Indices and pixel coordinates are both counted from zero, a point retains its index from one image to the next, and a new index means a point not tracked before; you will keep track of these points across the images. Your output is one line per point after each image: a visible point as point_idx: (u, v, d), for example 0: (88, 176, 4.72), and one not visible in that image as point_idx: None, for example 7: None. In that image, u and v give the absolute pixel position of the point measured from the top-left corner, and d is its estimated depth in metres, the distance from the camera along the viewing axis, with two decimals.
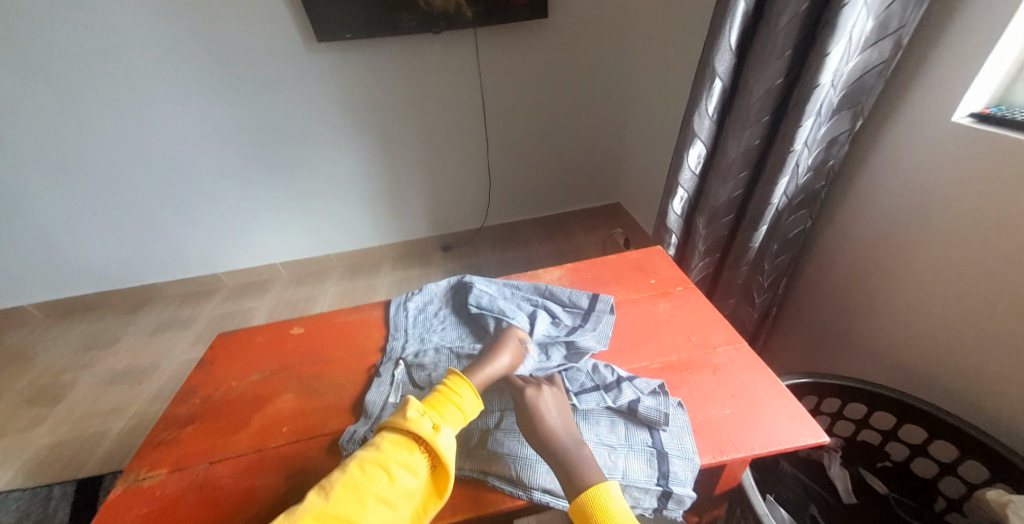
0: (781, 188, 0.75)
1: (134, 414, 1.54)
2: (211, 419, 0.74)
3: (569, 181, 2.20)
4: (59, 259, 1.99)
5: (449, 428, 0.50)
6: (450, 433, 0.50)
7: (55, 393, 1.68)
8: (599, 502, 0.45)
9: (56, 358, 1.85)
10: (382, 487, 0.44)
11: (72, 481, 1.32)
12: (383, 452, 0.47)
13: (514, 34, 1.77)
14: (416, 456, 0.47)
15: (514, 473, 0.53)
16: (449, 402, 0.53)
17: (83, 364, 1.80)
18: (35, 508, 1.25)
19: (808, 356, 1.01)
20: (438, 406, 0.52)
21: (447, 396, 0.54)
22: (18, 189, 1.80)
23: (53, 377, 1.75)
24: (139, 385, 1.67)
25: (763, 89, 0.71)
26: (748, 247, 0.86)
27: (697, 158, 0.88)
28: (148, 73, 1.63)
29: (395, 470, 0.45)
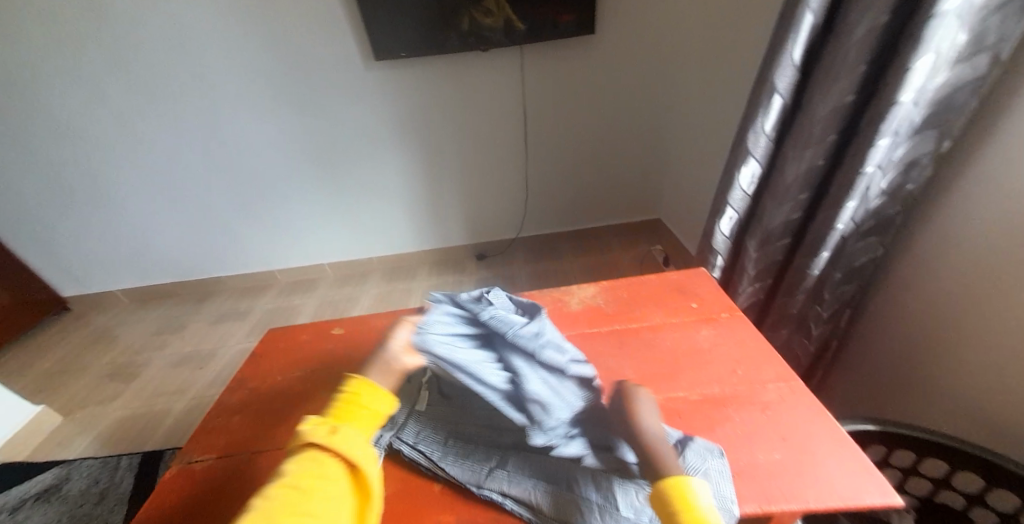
0: (848, 213, 0.69)
1: (194, 396, 1.63)
2: (256, 410, 0.76)
3: (608, 195, 2.16)
4: (140, 250, 2.17)
5: (354, 430, 0.48)
6: (357, 434, 0.48)
7: (128, 372, 1.81)
8: (680, 488, 0.43)
9: (131, 340, 2.01)
10: (300, 505, 0.40)
11: (138, 452, 1.41)
12: (291, 475, 0.43)
13: (562, 48, 1.76)
14: (329, 465, 0.44)
15: (536, 501, 0.51)
16: (353, 406, 0.51)
17: (154, 346, 1.94)
18: (104, 477, 1.34)
19: (873, 395, 0.92)
20: (340, 415, 0.50)
21: (347, 402, 0.51)
22: (109, 184, 1.97)
23: (125, 358, 1.90)
24: (200, 369, 1.76)
25: (829, 107, 0.66)
26: (806, 274, 0.80)
27: (750, 178, 0.82)
28: (221, 83, 1.75)
29: (314, 485, 0.42)
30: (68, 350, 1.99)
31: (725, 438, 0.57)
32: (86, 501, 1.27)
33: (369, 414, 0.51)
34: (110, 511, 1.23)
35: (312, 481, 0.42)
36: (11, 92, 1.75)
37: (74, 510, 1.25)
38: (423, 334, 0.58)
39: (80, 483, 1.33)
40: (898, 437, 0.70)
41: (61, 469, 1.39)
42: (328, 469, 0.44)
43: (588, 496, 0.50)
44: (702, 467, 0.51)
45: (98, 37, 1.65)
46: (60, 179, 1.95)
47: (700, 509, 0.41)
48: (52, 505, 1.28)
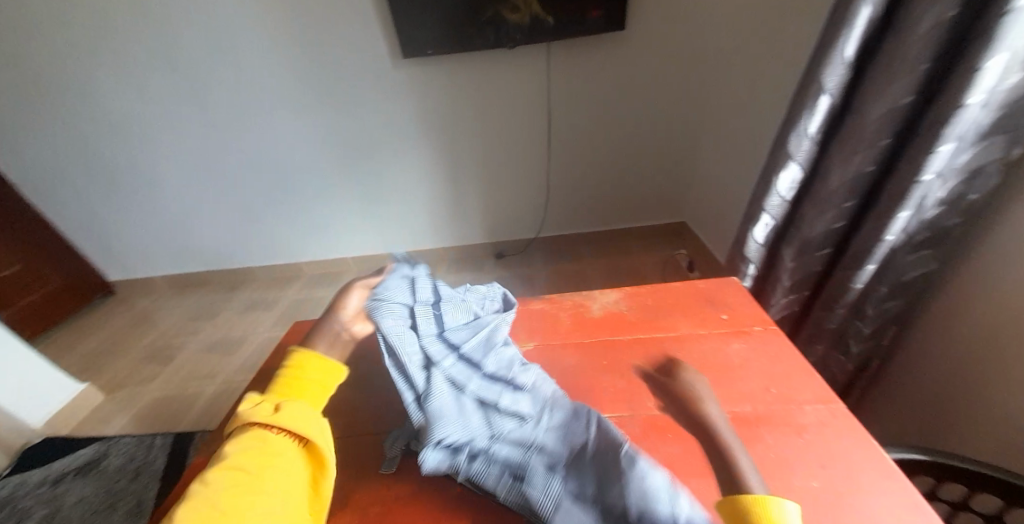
0: (901, 223, 0.64)
1: (223, 381, 1.66)
2: None
3: (633, 197, 2.11)
4: (178, 239, 2.23)
5: (300, 403, 0.48)
6: (306, 408, 0.48)
7: (166, 354, 1.87)
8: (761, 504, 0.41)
9: (172, 323, 2.08)
10: (251, 481, 0.39)
11: (172, 432, 1.44)
12: (240, 452, 0.42)
13: (591, 45, 1.73)
14: (281, 441, 0.44)
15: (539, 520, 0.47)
16: (297, 383, 0.51)
17: (192, 330, 2.00)
18: (139, 454, 1.37)
19: (919, 417, 0.85)
20: (283, 393, 0.50)
21: (291, 380, 0.51)
22: (150, 174, 2.03)
23: (169, 340, 1.95)
24: (231, 354, 1.80)
25: (884, 109, 0.61)
26: (848, 287, 0.75)
27: (790, 184, 0.77)
28: (252, 78, 1.78)
29: (267, 461, 0.41)
30: (112, 331, 2.08)
31: (756, 461, 0.53)
32: (121, 477, 1.31)
33: (316, 387, 0.52)
34: (144, 489, 1.26)
35: (259, 454, 0.42)
36: (62, 83, 1.82)
37: (110, 486, 1.29)
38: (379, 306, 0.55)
39: (117, 460, 1.36)
40: (949, 469, 0.64)
41: (100, 445, 1.43)
42: (276, 441, 0.44)
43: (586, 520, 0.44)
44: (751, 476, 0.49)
45: (143, 31, 1.69)
46: (105, 168, 2.02)
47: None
48: (91, 479, 1.32)
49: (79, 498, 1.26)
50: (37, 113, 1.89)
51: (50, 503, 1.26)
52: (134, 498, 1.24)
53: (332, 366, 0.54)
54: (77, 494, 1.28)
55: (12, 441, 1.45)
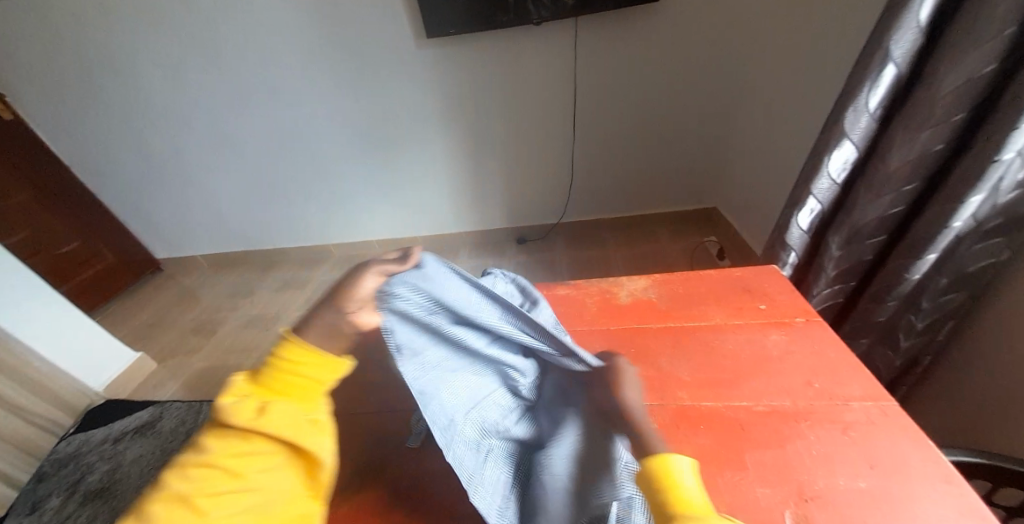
0: (971, 207, 0.60)
1: (260, 356, 1.71)
2: None
3: (661, 181, 2.04)
4: (216, 220, 2.30)
5: (288, 406, 0.39)
6: (296, 411, 0.39)
7: (208, 328, 1.96)
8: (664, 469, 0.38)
9: (213, 299, 2.17)
10: (219, 490, 0.35)
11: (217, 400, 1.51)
12: (207, 457, 0.36)
13: (622, 21, 1.65)
14: (258, 445, 0.37)
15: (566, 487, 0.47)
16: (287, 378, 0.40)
17: (229, 307, 2.08)
18: (189, 419, 1.44)
19: (978, 416, 0.79)
20: (272, 386, 0.40)
21: (285, 369, 0.40)
22: (189, 156, 2.09)
23: (209, 315, 2.04)
24: (267, 330, 1.87)
25: (960, 80, 0.56)
26: (905, 277, 0.70)
27: (842, 164, 0.73)
28: (280, 60, 1.78)
29: (238, 472, 0.36)
30: (159, 307, 2.18)
31: (796, 458, 0.50)
32: (174, 438, 1.37)
33: (311, 384, 0.40)
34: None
35: (235, 460, 0.37)
36: (105, 66, 1.87)
37: (164, 444, 1.37)
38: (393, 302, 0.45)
39: (170, 422, 1.44)
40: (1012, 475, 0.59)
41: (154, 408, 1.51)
42: (259, 446, 0.37)
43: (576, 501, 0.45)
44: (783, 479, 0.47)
45: (177, 14, 1.70)
46: (148, 150, 2.09)
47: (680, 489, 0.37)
48: (148, 438, 1.40)
49: (136, 457, 1.33)
50: (83, 96, 1.96)
51: (111, 458, 1.35)
52: None
53: (329, 361, 0.40)
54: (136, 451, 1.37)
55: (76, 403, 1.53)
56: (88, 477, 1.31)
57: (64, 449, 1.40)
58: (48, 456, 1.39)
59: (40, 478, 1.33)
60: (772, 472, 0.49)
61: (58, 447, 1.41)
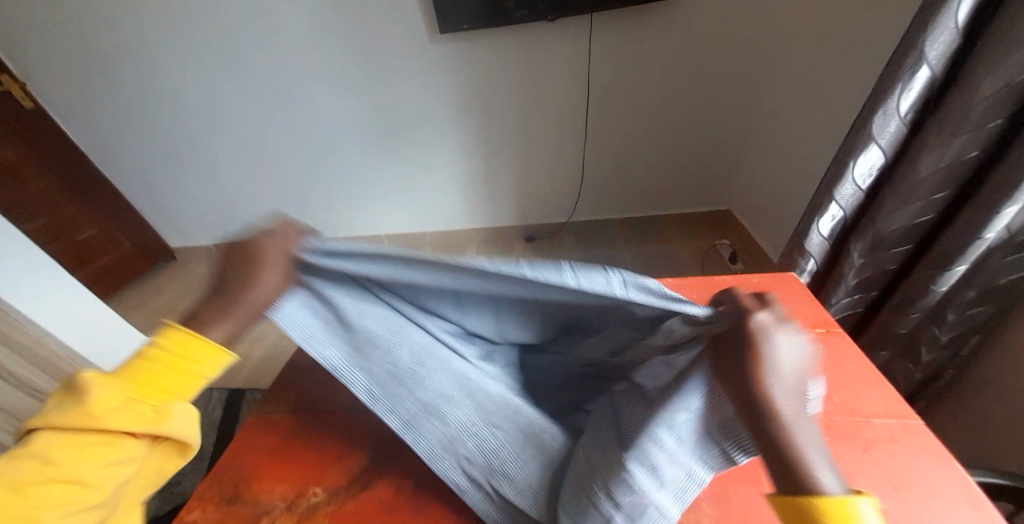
0: (1005, 218, 0.57)
1: (268, 347, 1.73)
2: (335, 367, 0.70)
3: (674, 182, 2.01)
4: (229, 211, 2.32)
5: (176, 406, 0.37)
6: (181, 413, 0.37)
7: None
8: None
9: None
10: (74, 502, 0.32)
11: (226, 389, 1.55)
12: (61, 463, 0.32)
13: (639, 18, 1.62)
14: (130, 449, 0.34)
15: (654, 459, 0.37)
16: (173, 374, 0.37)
17: None
18: (199, 405, 1.50)
19: (1001, 431, 0.77)
20: (154, 379, 0.36)
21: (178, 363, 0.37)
22: (203, 147, 2.10)
23: None
24: None
25: (998, 84, 0.54)
26: (930, 289, 0.68)
27: (867, 170, 0.71)
28: (294, 53, 1.78)
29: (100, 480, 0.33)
30: (171, 295, 2.21)
31: None
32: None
33: (195, 380, 0.38)
34: (204, 437, 1.41)
35: (96, 470, 0.33)
36: (121, 55, 1.87)
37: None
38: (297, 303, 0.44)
39: None
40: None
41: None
42: (128, 451, 0.34)
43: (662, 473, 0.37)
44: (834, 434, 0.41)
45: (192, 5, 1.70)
46: (163, 141, 2.11)
47: None
48: None
49: None
50: (99, 85, 1.97)
51: None
52: None
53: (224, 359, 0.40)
54: None
55: None
56: None
57: None
58: None
59: None
60: None
61: None
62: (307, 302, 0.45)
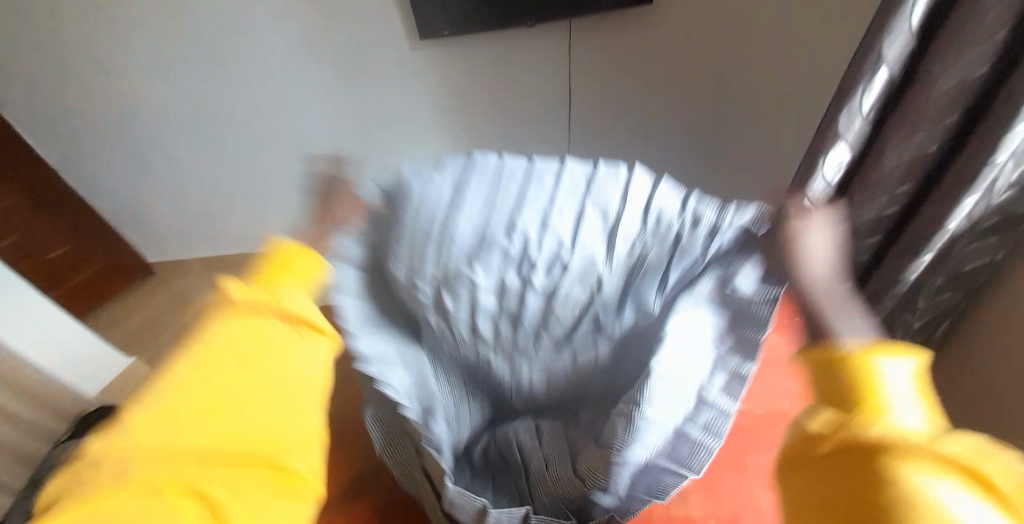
0: (965, 208, 0.61)
1: None
2: None
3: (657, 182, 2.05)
4: (209, 221, 2.29)
5: (292, 288, 0.48)
6: (296, 291, 0.48)
7: None
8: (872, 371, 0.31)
9: None
10: (242, 364, 0.41)
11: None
12: (234, 333, 0.43)
13: (617, 23, 1.64)
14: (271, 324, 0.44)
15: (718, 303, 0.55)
16: (291, 270, 0.50)
17: None
18: None
19: (971, 410, 0.80)
20: (272, 280, 0.48)
21: (286, 262, 0.50)
22: (184, 161, 2.08)
23: None
24: None
25: (952, 82, 0.57)
26: (900, 279, 0.72)
27: (836, 167, 0.74)
28: (274, 65, 1.77)
29: (260, 336, 0.43)
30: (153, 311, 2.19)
31: None
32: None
33: (299, 276, 0.50)
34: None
35: (247, 339, 0.43)
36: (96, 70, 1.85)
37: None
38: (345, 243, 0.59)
39: None
40: None
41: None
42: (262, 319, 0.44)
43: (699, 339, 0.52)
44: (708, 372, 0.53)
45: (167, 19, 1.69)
46: (141, 156, 2.08)
47: (884, 388, 0.30)
48: None
49: None
50: (73, 98, 1.93)
51: None
52: None
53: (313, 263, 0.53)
54: None
55: (69, 409, 1.57)
56: None
57: (57, 457, 1.46)
58: (42, 464, 1.44)
59: (36, 485, 1.38)
60: None
61: (53, 454, 1.47)
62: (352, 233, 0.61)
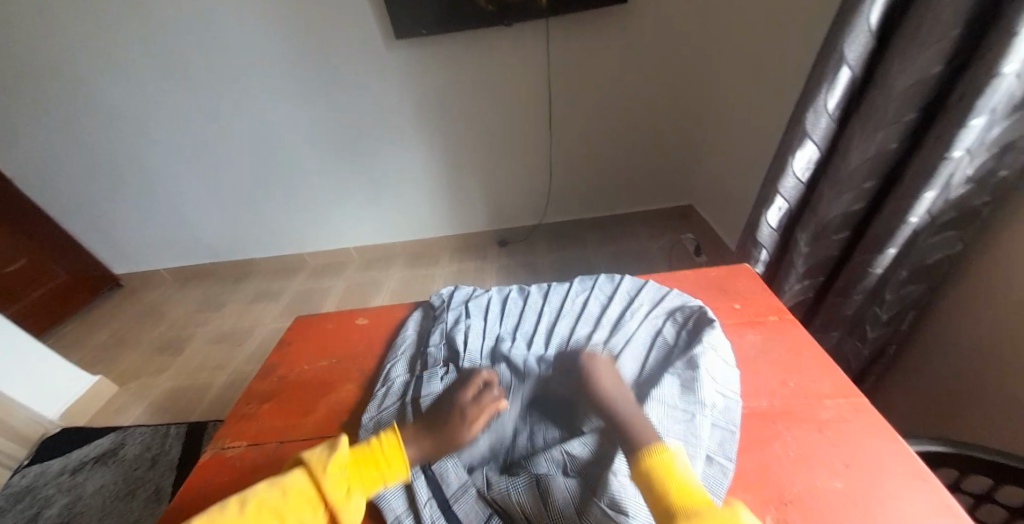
0: (924, 203, 0.63)
1: (234, 371, 1.70)
2: (285, 399, 0.81)
3: (637, 182, 2.06)
4: (180, 231, 2.22)
5: (357, 497, 0.55)
6: (359, 500, 0.55)
7: (176, 345, 1.91)
8: (664, 460, 0.49)
9: (180, 314, 2.12)
10: None
11: (185, 422, 1.49)
12: (289, 504, 0.53)
13: (592, 24, 1.66)
14: (318, 516, 0.53)
15: (686, 400, 0.59)
16: (377, 464, 0.59)
17: (198, 323, 2.03)
18: (155, 444, 1.43)
19: (942, 402, 0.82)
20: (358, 472, 0.57)
21: (372, 456, 0.59)
22: (153, 168, 2.01)
23: (177, 332, 1.99)
24: (238, 346, 1.83)
25: (909, 82, 0.59)
26: (868, 272, 0.74)
27: (805, 164, 0.76)
28: (246, 68, 1.74)
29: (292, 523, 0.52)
30: (122, 325, 2.11)
31: (779, 462, 0.55)
32: (139, 465, 1.37)
33: (375, 476, 0.58)
34: (162, 477, 1.32)
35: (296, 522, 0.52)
36: (57, 74, 1.78)
37: (129, 473, 1.35)
38: (503, 309, 0.86)
39: (134, 449, 1.42)
40: (983, 465, 0.60)
41: (116, 435, 1.49)
42: (311, 512, 0.53)
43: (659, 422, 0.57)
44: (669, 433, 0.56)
45: (134, 22, 1.65)
46: (108, 165, 2.01)
47: (680, 474, 0.48)
48: (110, 467, 1.38)
49: (98, 487, 1.33)
50: (33, 106, 1.86)
51: (72, 491, 1.33)
52: (153, 484, 1.31)
53: (395, 470, 0.59)
54: (97, 482, 1.34)
55: (31, 432, 1.50)
56: (46, 511, 1.29)
57: (19, 482, 1.39)
58: (3, 491, 1.37)
59: None
60: (756, 476, 0.54)
61: (14, 480, 1.40)
62: (510, 297, 0.89)
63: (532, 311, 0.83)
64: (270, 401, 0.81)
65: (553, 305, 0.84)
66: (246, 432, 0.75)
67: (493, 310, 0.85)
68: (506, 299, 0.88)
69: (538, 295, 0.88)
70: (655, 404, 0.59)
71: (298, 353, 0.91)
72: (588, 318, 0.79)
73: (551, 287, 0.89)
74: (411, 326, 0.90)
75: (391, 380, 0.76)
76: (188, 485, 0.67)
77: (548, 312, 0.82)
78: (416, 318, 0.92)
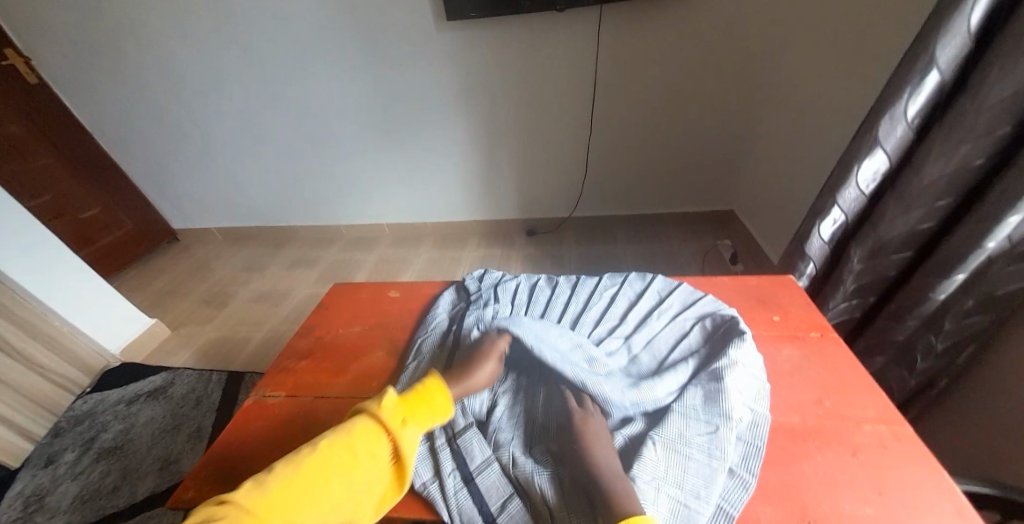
0: (1007, 227, 0.59)
1: (270, 329, 1.79)
2: (321, 358, 0.85)
3: (678, 182, 2.00)
4: (232, 193, 2.34)
5: (413, 430, 0.59)
6: (415, 431, 0.59)
7: (221, 299, 2.04)
8: None
9: (226, 271, 2.25)
10: (347, 463, 0.54)
11: (226, 370, 1.59)
12: (354, 437, 0.56)
13: (648, 14, 1.60)
14: (383, 446, 0.56)
15: (711, 407, 0.57)
16: (425, 402, 0.62)
17: (241, 281, 2.15)
18: (199, 387, 1.53)
19: (995, 441, 0.76)
20: (410, 409, 0.61)
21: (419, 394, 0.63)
22: (212, 130, 2.12)
23: (222, 287, 2.12)
24: (276, 307, 1.93)
25: (1006, 93, 0.54)
26: (929, 297, 0.70)
27: (871, 175, 0.72)
28: (303, 40, 1.78)
29: (361, 453, 0.55)
30: (175, 276, 2.26)
31: (806, 481, 0.53)
32: (184, 404, 1.48)
33: (427, 412, 0.62)
34: (204, 417, 1.43)
35: (365, 450, 0.55)
36: (131, 35, 1.89)
37: (175, 410, 1.46)
38: (530, 294, 0.86)
39: (181, 388, 1.54)
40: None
41: (166, 374, 1.61)
42: (377, 442, 0.56)
43: (681, 429, 0.56)
44: (691, 438, 0.55)
45: None
46: (173, 124, 2.13)
47: None
48: (160, 402, 1.50)
49: (149, 419, 1.45)
50: (110, 64, 1.98)
51: (126, 418, 1.46)
52: (195, 422, 1.41)
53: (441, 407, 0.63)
54: (148, 414, 1.46)
55: (95, 364, 1.63)
56: (103, 435, 1.42)
57: (80, 407, 1.53)
58: (67, 412, 1.52)
59: (57, 434, 1.45)
60: (780, 493, 0.53)
61: (76, 404, 1.55)
62: (537, 283, 0.90)
63: (557, 300, 0.83)
64: (308, 358, 0.85)
65: (579, 296, 0.83)
66: (285, 384, 0.80)
67: (519, 295, 0.86)
68: (533, 285, 0.89)
69: (567, 285, 0.87)
70: (678, 411, 0.58)
71: (336, 317, 0.95)
72: (615, 312, 0.78)
73: (582, 279, 0.88)
74: (440, 303, 0.92)
75: (422, 355, 0.79)
76: (231, 425, 0.72)
77: (572, 302, 0.82)
78: (448, 296, 0.94)
